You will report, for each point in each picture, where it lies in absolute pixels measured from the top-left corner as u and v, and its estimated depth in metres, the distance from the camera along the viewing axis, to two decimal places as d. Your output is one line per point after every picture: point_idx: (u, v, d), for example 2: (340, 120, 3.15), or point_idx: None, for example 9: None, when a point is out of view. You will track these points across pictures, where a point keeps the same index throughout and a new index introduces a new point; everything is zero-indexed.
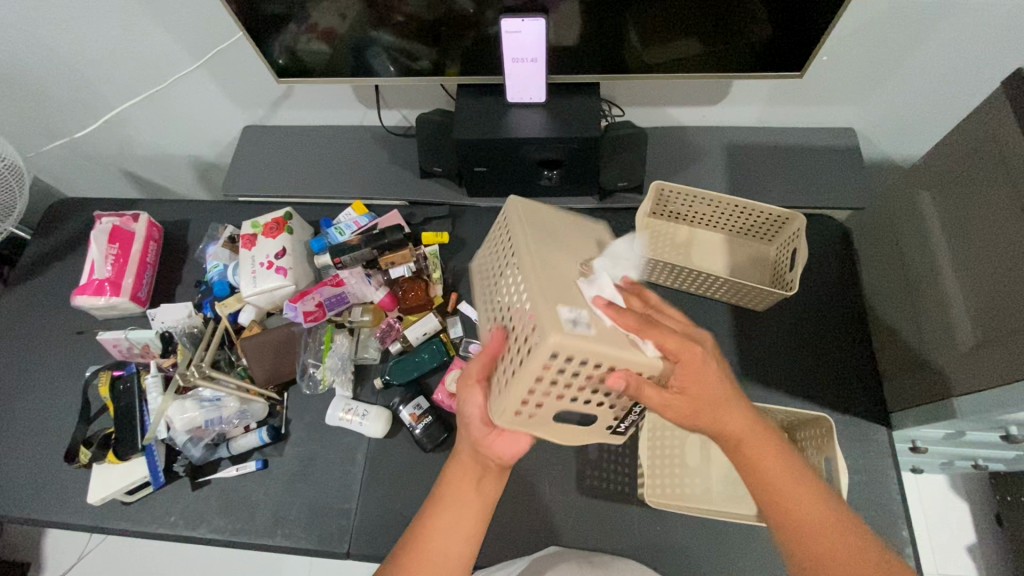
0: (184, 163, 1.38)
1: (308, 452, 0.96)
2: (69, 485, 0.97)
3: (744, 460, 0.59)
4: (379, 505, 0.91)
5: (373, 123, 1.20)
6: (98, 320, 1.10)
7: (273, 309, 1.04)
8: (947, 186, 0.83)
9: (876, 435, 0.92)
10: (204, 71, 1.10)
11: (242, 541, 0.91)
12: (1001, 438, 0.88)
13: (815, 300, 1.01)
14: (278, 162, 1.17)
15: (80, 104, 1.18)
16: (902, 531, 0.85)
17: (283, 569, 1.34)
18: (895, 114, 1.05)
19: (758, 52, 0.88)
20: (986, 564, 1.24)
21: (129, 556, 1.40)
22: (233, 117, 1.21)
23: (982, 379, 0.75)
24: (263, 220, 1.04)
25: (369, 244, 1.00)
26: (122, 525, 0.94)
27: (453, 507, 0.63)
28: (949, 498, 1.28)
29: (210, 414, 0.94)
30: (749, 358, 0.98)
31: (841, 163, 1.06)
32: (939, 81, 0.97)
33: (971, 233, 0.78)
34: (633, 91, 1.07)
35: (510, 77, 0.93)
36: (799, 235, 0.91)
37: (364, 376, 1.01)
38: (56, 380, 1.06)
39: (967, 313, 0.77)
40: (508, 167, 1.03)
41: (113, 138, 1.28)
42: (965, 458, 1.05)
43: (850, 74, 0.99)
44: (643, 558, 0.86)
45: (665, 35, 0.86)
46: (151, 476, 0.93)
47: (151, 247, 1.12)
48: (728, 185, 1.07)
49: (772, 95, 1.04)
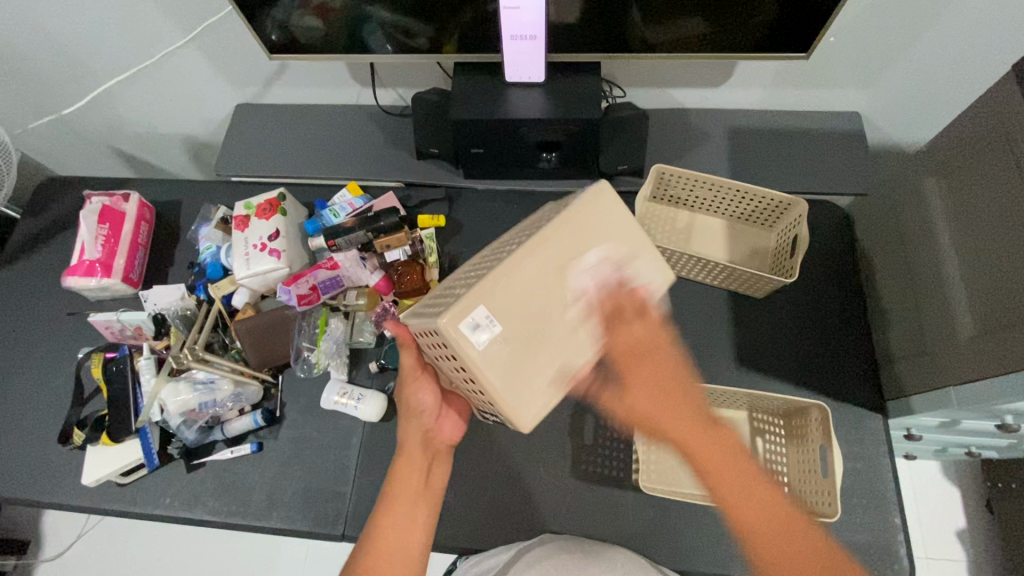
0: (177, 142, 1.35)
1: (303, 435, 0.96)
2: (63, 466, 0.97)
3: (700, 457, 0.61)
4: (374, 487, 0.91)
5: (369, 102, 1.17)
6: (91, 301, 1.08)
7: (267, 292, 1.03)
8: (953, 172, 0.81)
9: (872, 423, 0.92)
10: (193, 47, 1.07)
11: (236, 523, 0.91)
12: (996, 428, 0.88)
13: (816, 286, 1.00)
14: (271, 142, 1.15)
15: (68, 80, 1.15)
16: (894, 518, 0.86)
17: (279, 549, 1.35)
18: (901, 99, 1.03)
19: (766, 31, 0.85)
20: (974, 549, 1.25)
21: (126, 538, 1.40)
22: (225, 94, 1.18)
23: (982, 369, 0.74)
24: (256, 201, 1.02)
25: (364, 227, 0.99)
26: (117, 506, 0.94)
27: (405, 505, 0.68)
28: (940, 485, 1.30)
29: (204, 397, 0.94)
30: (746, 344, 0.97)
31: (845, 147, 1.04)
32: (951, 63, 0.94)
33: (974, 221, 0.77)
34: (635, 71, 1.05)
35: (508, 55, 0.90)
36: (801, 221, 0.90)
37: (359, 360, 1.00)
38: (49, 361, 1.05)
39: (970, 302, 0.77)
40: (506, 149, 1.01)
41: (102, 115, 1.25)
42: (959, 445, 1.05)
43: (857, 57, 0.96)
44: (636, 541, 0.87)
45: (669, 14, 0.84)
46: (146, 458, 0.93)
47: (142, 228, 1.10)
48: (729, 169, 1.05)
49: (778, 76, 1.02)
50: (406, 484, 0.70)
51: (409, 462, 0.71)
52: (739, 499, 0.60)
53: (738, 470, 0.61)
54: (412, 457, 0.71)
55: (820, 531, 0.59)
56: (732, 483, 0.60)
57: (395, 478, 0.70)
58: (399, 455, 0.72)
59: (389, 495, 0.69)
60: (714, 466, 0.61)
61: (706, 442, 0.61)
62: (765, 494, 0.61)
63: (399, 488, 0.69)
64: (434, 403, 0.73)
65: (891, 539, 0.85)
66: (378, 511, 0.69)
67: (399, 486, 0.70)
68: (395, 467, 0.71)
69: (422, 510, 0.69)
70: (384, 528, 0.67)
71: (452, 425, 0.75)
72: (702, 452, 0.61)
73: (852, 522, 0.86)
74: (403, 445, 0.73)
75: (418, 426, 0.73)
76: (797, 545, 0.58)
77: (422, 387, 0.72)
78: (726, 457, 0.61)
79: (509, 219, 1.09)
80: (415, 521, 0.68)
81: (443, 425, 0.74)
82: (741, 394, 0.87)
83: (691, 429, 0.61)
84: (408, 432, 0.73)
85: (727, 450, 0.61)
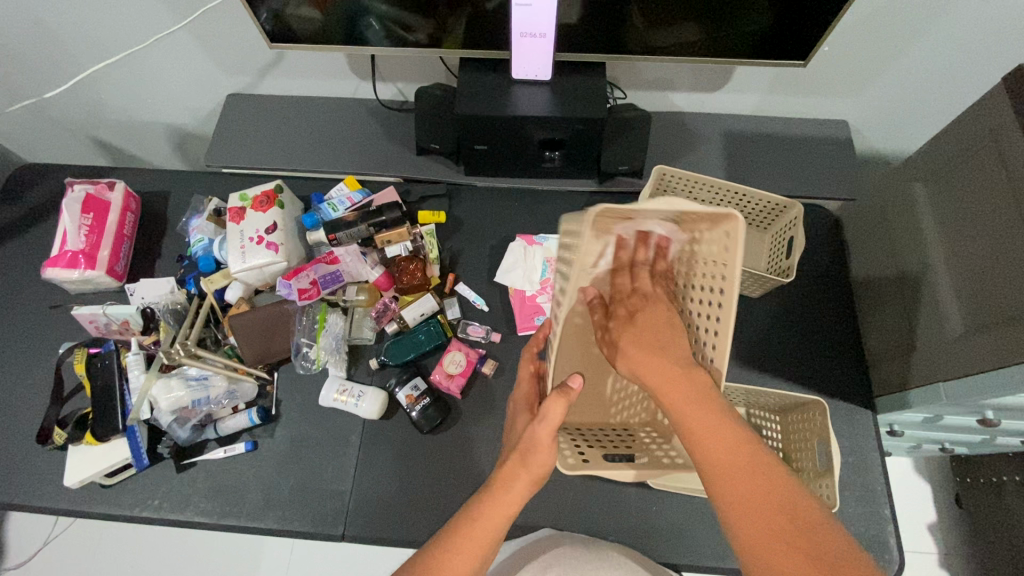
0: (162, 132, 1.31)
1: (299, 433, 0.93)
2: (41, 468, 0.92)
3: (696, 432, 0.58)
4: (375, 486, 0.90)
5: (367, 96, 1.15)
6: (73, 294, 1.04)
7: (262, 287, 1.00)
8: (942, 179, 0.84)
9: (860, 418, 0.96)
10: (182, 34, 1.03)
11: (229, 524, 0.88)
12: (976, 423, 0.92)
13: (807, 287, 1.04)
14: (266, 133, 1.12)
15: (47, 64, 1.09)
16: (885, 510, 0.90)
17: (264, 554, 1.31)
18: (887, 108, 1.07)
19: (761, 38, 0.87)
20: (945, 542, 1.30)
21: (97, 543, 1.33)
22: (215, 83, 1.15)
23: (968, 365, 0.77)
24: (252, 193, 0.99)
25: (366, 222, 0.99)
26: (104, 509, 0.90)
27: (465, 547, 0.58)
28: (914, 481, 1.34)
29: (197, 393, 0.91)
30: (741, 343, 1.00)
31: (834, 153, 1.08)
32: (934, 76, 0.99)
33: (963, 227, 0.79)
34: (636, 73, 1.06)
35: (515, 52, 0.89)
36: (798, 224, 0.91)
37: (359, 356, 0.98)
38: (25, 356, 1.00)
39: (958, 303, 0.80)
40: (508, 147, 1.01)
41: (82, 101, 1.19)
42: (934, 441, 1.09)
43: (846, 67, 1.00)
44: (637, 535, 0.88)
45: (669, 18, 0.85)
46: (134, 458, 0.89)
47: (128, 219, 1.05)
48: (725, 172, 1.08)
49: (772, 84, 1.05)
50: (484, 524, 0.60)
51: (500, 491, 0.61)
52: (720, 459, 0.56)
53: (739, 457, 0.56)
54: (515, 473, 0.61)
55: (836, 530, 0.53)
56: (722, 460, 0.56)
57: (480, 512, 0.60)
58: (491, 485, 0.62)
59: (461, 527, 0.60)
60: (705, 445, 0.57)
61: (708, 421, 0.58)
62: (770, 481, 0.55)
63: (479, 530, 0.59)
64: (552, 429, 0.60)
65: (883, 531, 0.89)
66: (442, 538, 0.60)
67: (480, 521, 0.60)
68: (489, 488, 0.62)
69: (482, 559, 0.59)
70: (448, 559, 0.58)
71: (546, 453, 0.61)
72: (694, 417, 0.58)
73: (844, 513, 0.90)
74: (502, 470, 0.62)
75: (543, 444, 0.60)
76: (798, 536, 0.52)
77: (556, 409, 0.60)
78: (722, 436, 0.57)
79: (510, 217, 1.09)
80: (464, 558, 0.58)
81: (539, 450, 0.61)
82: (739, 390, 0.89)
83: (686, 396, 0.59)
84: (510, 471, 0.61)
85: (719, 415, 0.58)
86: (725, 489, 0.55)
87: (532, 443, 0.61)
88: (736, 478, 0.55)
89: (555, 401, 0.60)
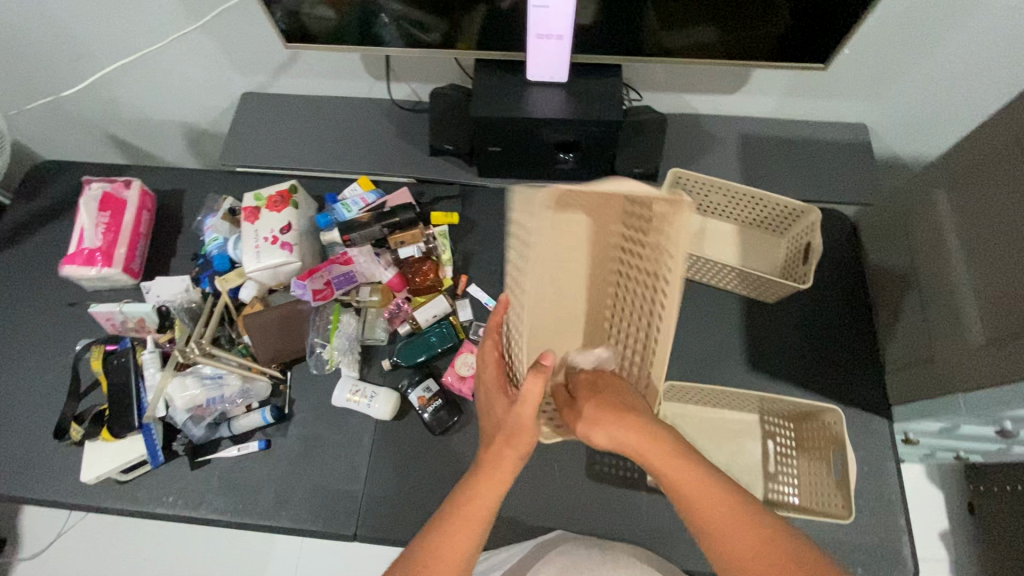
0: (177, 130, 1.31)
1: (312, 433, 0.94)
2: (58, 463, 0.93)
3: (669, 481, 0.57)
4: (387, 486, 0.90)
5: (381, 96, 1.15)
6: (90, 291, 1.05)
7: (276, 286, 1.01)
8: (964, 186, 0.82)
9: (876, 426, 0.95)
10: (198, 32, 1.03)
11: (242, 522, 0.89)
12: (995, 434, 0.91)
13: (822, 294, 1.03)
14: (281, 133, 1.12)
15: (65, 62, 1.10)
16: (899, 519, 0.89)
17: (274, 549, 1.32)
18: (905, 112, 1.06)
19: (781, 41, 0.86)
20: (957, 550, 1.29)
21: (109, 535, 1.35)
22: (230, 82, 1.15)
23: (986, 376, 0.76)
24: (267, 193, 1.00)
25: (380, 223, 1.00)
26: (119, 504, 0.91)
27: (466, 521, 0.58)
28: (927, 489, 1.32)
29: (212, 392, 0.92)
30: (754, 348, 0.99)
31: (851, 157, 1.06)
32: (956, 80, 0.97)
33: (986, 236, 0.78)
34: (652, 75, 1.05)
35: (531, 53, 0.89)
36: (814, 229, 0.90)
37: (371, 357, 0.99)
38: (43, 352, 1.01)
39: (978, 313, 0.78)
40: (522, 148, 1.01)
41: (98, 98, 1.20)
42: (949, 450, 1.08)
43: (866, 70, 0.99)
44: (648, 540, 0.88)
45: (688, 20, 0.84)
46: (150, 455, 0.90)
47: (144, 216, 1.06)
48: (741, 175, 1.07)
49: (789, 86, 1.04)
50: (479, 502, 0.59)
51: (492, 469, 0.61)
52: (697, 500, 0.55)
53: (712, 495, 0.55)
54: (501, 451, 0.61)
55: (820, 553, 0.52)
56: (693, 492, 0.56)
57: (476, 490, 0.60)
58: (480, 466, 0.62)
59: (460, 506, 0.59)
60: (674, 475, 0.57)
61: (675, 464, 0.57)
62: (744, 515, 0.54)
63: (476, 508, 0.59)
64: (531, 406, 0.60)
65: (897, 540, 0.88)
66: (438, 522, 0.59)
67: (476, 498, 0.59)
68: (478, 471, 0.62)
69: (479, 538, 0.59)
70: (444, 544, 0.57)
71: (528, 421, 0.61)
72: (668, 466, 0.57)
73: (857, 522, 0.89)
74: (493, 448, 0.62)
75: (527, 424, 0.61)
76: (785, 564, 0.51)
77: (535, 383, 0.60)
78: (695, 476, 0.56)
79: None
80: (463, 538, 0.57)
81: (521, 432, 0.61)
82: (754, 396, 0.88)
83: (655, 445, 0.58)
84: (495, 451, 0.61)
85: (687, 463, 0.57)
86: (703, 524, 0.55)
87: (516, 419, 0.61)
88: (714, 520, 0.54)
89: (533, 377, 0.60)
